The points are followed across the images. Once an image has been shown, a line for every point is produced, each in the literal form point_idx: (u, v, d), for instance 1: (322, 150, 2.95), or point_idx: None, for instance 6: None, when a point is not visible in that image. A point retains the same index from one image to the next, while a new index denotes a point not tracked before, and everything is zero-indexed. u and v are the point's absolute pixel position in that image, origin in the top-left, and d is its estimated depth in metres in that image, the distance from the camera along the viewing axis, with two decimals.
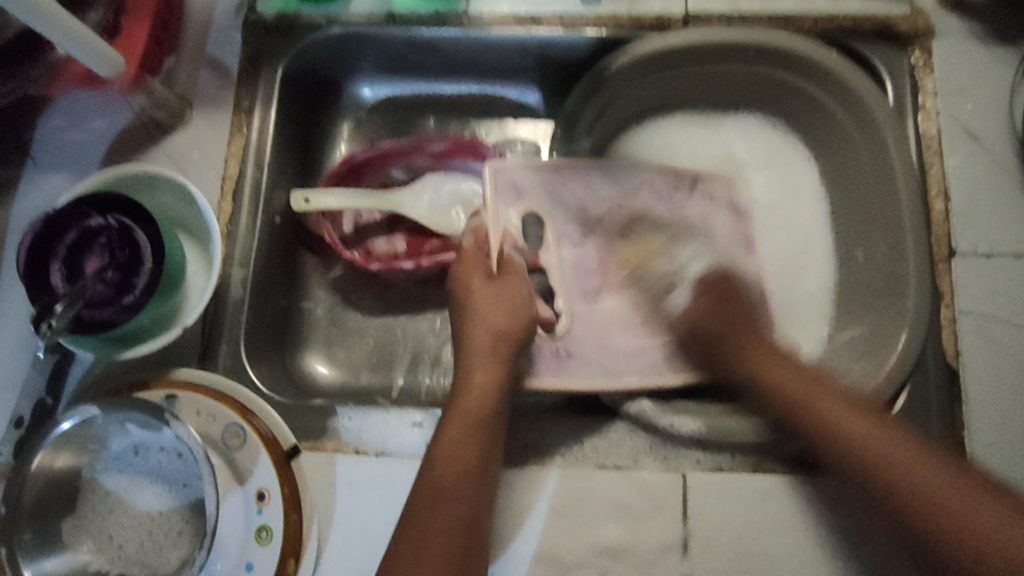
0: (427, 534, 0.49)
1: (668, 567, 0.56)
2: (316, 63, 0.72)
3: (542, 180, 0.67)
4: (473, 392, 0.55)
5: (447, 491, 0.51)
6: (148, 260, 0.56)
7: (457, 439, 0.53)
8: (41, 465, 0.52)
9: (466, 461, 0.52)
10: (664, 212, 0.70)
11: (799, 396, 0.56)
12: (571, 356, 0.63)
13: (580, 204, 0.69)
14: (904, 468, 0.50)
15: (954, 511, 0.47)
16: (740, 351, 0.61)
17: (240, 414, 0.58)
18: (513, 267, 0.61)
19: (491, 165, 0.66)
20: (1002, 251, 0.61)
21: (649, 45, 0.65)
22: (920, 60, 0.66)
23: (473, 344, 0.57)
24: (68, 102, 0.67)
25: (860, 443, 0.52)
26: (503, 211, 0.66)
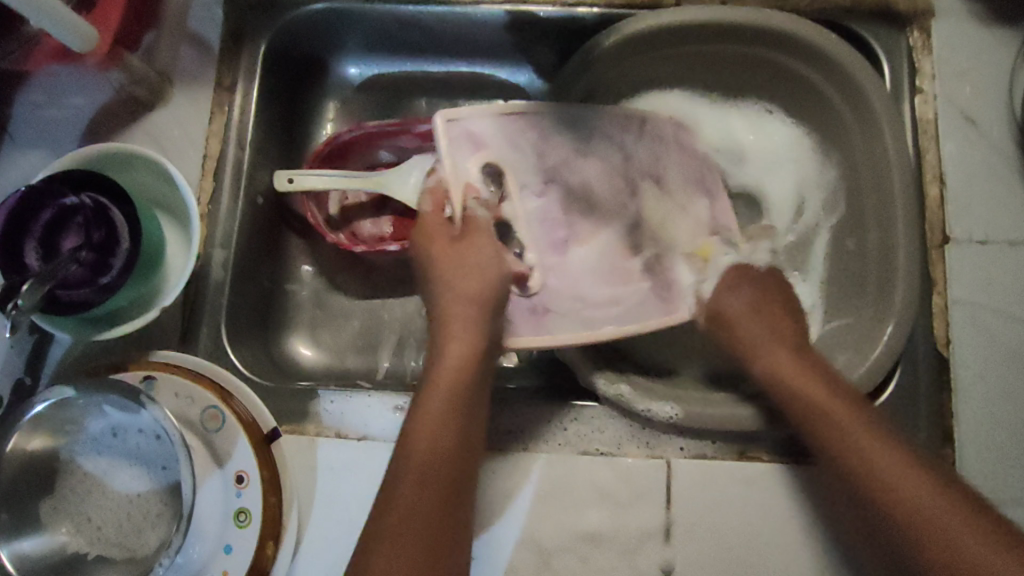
0: (402, 519, 0.49)
1: (649, 555, 0.55)
2: (301, 40, 0.70)
3: (495, 124, 0.59)
4: (448, 368, 0.54)
5: (422, 475, 0.50)
6: (125, 240, 0.55)
7: (434, 417, 0.52)
8: (17, 447, 0.51)
9: (442, 440, 0.51)
10: (617, 154, 0.63)
11: (846, 433, 0.52)
12: (547, 312, 0.58)
13: (536, 146, 0.60)
14: (966, 548, 0.46)
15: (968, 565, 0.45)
16: (780, 369, 0.56)
17: (220, 397, 0.57)
18: (481, 227, 0.58)
19: (444, 115, 0.57)
20: (997, 239, 0.60)
21: (639, 24, 0.63)
22: (919, 41, 0.65)
23: (450, 309, 0.56)
24: (45, 78, 0.65)
25: (864, 465, 0.51)
26: (461, 160, 0.57)
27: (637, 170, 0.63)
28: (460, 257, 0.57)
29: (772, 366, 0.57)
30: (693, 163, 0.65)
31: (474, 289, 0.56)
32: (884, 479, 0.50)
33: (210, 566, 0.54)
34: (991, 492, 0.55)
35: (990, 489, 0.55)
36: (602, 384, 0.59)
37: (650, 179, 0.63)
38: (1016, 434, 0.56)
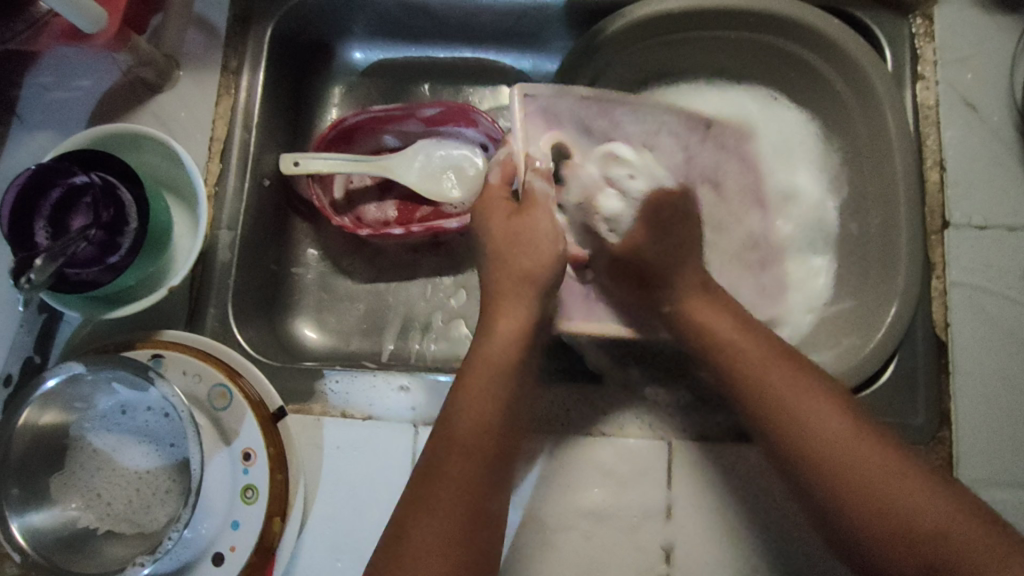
0: (441, 491, 0.49)
1: (649, 534, 0.56)
2: (307, 24, 0.71)
3: (574, 108, 0.61)
4: (495, 338, 0.54)
5: (464, 443, 0.50)
6: (132, 220, 0.55)
7: (481, 390, 0.52)
8: (28, 420, 0.52)
9: (488, 415, 0.51)
10: (680, 154, 0.66)
11: (786, 402, 0.51)
12: (602, 298, 0.61)
13: (607, 134, 0.63)
14: (907, 505, 0.45)
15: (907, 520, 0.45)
16: (750, 366, 0.53)
17: (227, 375, 0.58)
18: (539, 199, 0.58)
19: (524, 90, 0.59)
20: (996, 224, 0.61)
21: (645, 10, 0.64)
22: (921, 28, 0.65)
23: (501, 285, 0.56)
24: (54, 60, 0.66)
25: (801, 429, 0.49)
26: (533, 138, 0.60)
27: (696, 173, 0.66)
28: (518, 228, 0.57)
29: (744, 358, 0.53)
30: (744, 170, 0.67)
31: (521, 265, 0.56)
32: (864, 473, 0.47)
33: (218, 541, 0.55)
34: (988, 473, 0.56)
35: (987, 470, 0.56)
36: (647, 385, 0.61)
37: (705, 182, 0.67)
38: (1013, 416, 0.57)
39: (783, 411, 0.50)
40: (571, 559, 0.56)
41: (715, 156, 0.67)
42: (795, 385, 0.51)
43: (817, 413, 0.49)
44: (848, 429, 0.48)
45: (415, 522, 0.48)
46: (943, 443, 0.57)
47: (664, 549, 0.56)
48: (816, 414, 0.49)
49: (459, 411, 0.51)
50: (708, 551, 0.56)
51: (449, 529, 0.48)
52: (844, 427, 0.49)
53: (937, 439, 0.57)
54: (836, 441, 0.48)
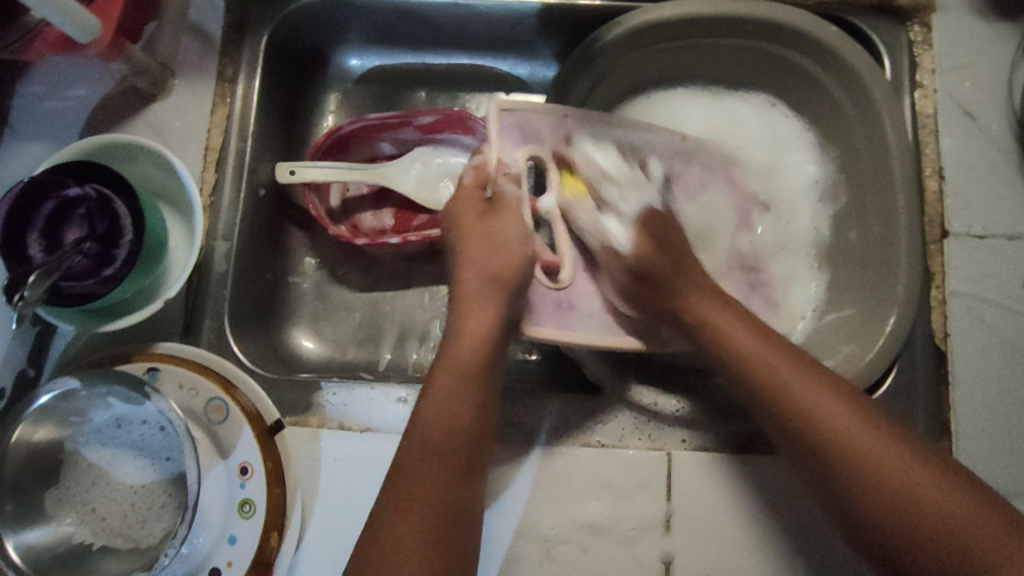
0: (415, 502, 0.48)
1: (648, 545, 0.56)
2: (302, 32, 0.70)
3: (550, 123, 0.60)
4: (463, 342, 0.53)
5: (439, 446, 0.50)
6: (127, 233, 0.55)
7: (444, 398, 0.51)
8: (21, 436, 0.52)
9: (450, 427, 0.51)
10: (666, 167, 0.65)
11: (803, 402, 0.50)
12: (573, 309, 0.59)
13: (584, 155, 0.62)
14: (928, 500, 0.45)
15: (928, 514, 0.45)
16: (768, 366, 0.52)
17: (223, 389, 0.58)
18: (510, 203, 0.59)
19: (499, 105, 0.58)
20: (995, 233, 0.61)
21: (643, 17, 0.63)
22: (919, 35, 0.65)
23: (466, 290, 0.56)
24: (47, 69, 0.65)
25: (822, 425, 0.49)
26: (508, 148, 0.59)
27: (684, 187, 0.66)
28: (487, 230, 0.58)
29: (757, 366, 0.52)
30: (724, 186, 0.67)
31: (486, 265, 0.56)
32: (887, 476, 0.46)
33: (214, 556, 0.55)
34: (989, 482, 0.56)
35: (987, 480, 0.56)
36: (631, 392, 0.61)
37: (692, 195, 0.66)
38: (1013, 425, 0.57)
39: (803, 411, 0.50)
40: (568, 572, 0.56)
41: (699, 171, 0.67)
42: (819, 388, 0.50)
43: (836, 410, 0.49)
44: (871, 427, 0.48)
45: (384, 533, 0.47)
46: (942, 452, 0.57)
47: (662, 561, 0.56)
48: (832, 413, 0.49)
49: (417, 425, 0.51)
50: (705, 564, 0.55)
51: (423, 535, 0.47)
52: (866, 425, 0.48)
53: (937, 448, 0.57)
54: (860, 435, 0.48)
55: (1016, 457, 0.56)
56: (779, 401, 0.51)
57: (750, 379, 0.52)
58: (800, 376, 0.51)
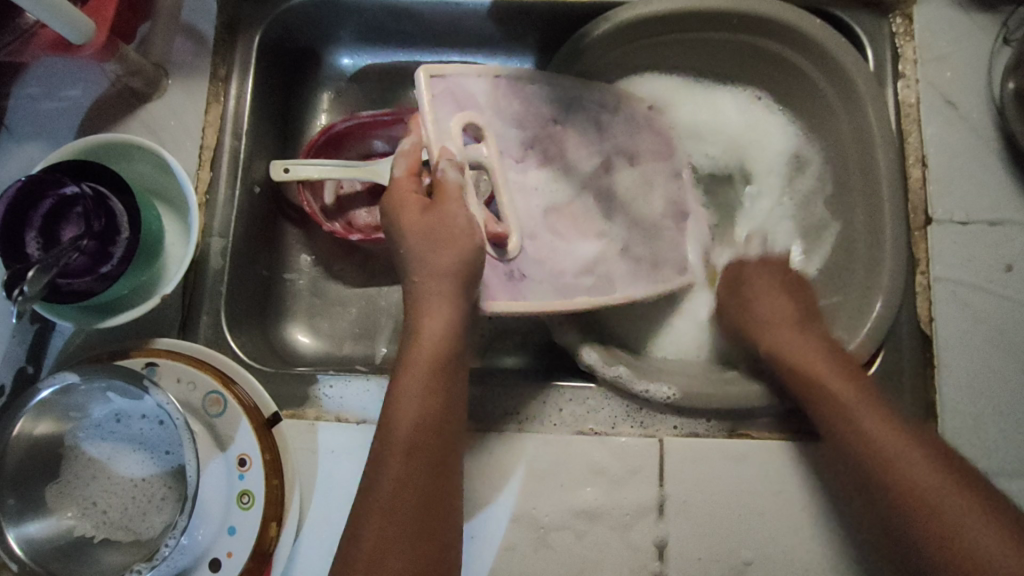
0: (396, 497, 0.49)
1: (643, 530, 0.57)
2: (294, 32, 0.71)
3: (482, 90, 0.58)
4: (423, 340, 0.52)
5: (412, 444, 0.50)
6: (124, 230, 0.56)
7: (415, 393, 0.51)
8: (22, 431, 0.52)
9: (426, 421, 0.51)
10: (593, 127, 0.65)
11: (852, 421, 0.53)
12: (524, 279, 0.57)
13: (519, 115, 0.60)
14: (958, 517, 0.48)
15: (955, 533, 0.47)
16: (825, 384, 0.55)
17: (221, 382, 0.59)
18: (453, 189, 0.53)
19: (428, 69, 0.55)
20: (978, 219, 0.62)
21: (630, 13, 0.64)
22: (901, 27, 0.66)
23: (428, 284, 0.52)
24: (42, 70, 0.66)
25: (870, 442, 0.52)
26: (442, 122, 0.55)
27: (609, 146, 0.66)
28: (431, 224, 0.52)
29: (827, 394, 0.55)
30: (656, 140, 0.68)
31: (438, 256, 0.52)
32: (923, 491, 0.49)
33: (215, 547, 0.56)
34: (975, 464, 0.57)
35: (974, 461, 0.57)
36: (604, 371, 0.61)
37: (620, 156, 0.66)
38: (998, 407, 0.58)
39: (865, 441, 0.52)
40: (563, 558, 0.57)
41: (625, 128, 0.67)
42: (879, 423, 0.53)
43: (893, 440, 0.52)
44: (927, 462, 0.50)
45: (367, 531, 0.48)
46: None
47: (656, 546, 0.57)
48: (877, 430, 0.52)
49: (390, 426, 0.51)
50: (699, 548, 0.57)
51: (406, 530, 0.48)
52: (917, 459, 0.51)
53: None
54: (910, 466, 0.50)
55: (1001, 437, 0.58)
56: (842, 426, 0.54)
57: (822, 414, 0.55)
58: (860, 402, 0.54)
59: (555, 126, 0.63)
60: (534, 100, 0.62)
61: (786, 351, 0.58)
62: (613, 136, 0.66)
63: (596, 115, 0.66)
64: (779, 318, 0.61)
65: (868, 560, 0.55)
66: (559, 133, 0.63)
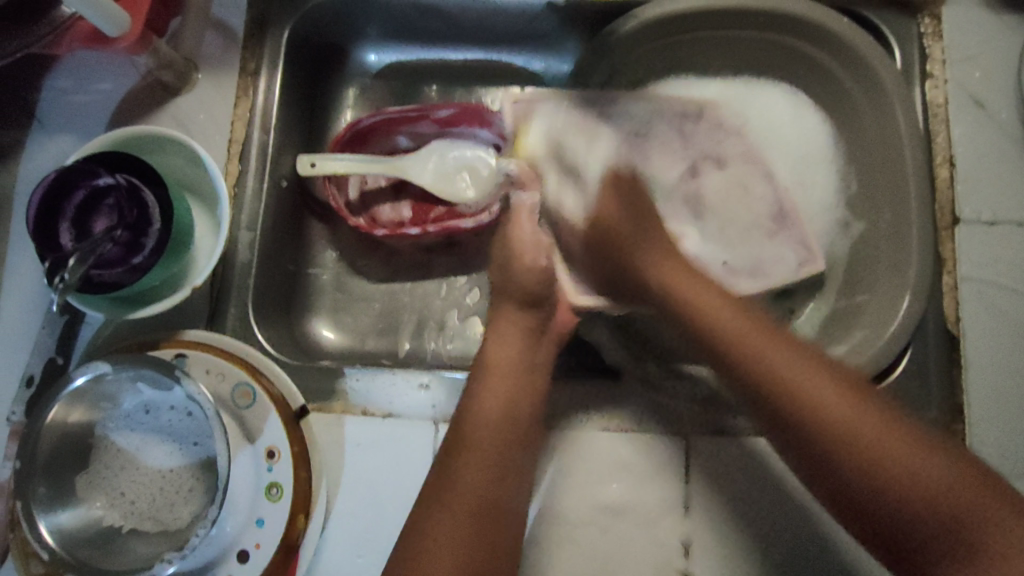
0: (456, 489, 0.50)
1: (668, 527, 0.57)
2: (321, 27, 0.71)
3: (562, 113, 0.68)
4: (501, 348, 0.58)
5: (482, 437, 0.53)
6: (156, 221, 0.56)
7: (494, 391, 0.55)
8: (55, 418, 0.52)
9: (501, 419, 0.53)
10: (675, 138, 0.70)
11: (757, 357, 0.55)
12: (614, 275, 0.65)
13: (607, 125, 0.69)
14: (882, 445, 0.49)
15: (890, 463, 0.48)
16: (728, 328, 0.56)
17: (250, 374, 0.59)
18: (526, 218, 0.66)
19: (512, 98, 0.68)
20: (1006, 219, 0.62)
21: (657, 10, 0.64)
22: (929, 27, 0.66)
23: (501, 303, 0.62)
24: (73, 64, 0.67)
25: (785, 380, 0.53)
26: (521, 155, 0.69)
27: (696, 152, 0.70)
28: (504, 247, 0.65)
29: (749, 349, 0.55)
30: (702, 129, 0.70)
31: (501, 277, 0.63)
32: (841, 422, 0.50)
33: (242, 539, 0.56)
34: (1001, 465, 0.57)
35: (1000, 462, 0.57)
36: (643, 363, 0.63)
37: (708, 163, 0.69)
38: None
39: (795, 396, 0.52)
40: (590, 553, 0.57)
41: (714, 134, 0.69)
42: (795, 372, 0.53)
43: (822, 390, 0.52)
44: (863, 410, 0.51)
45: (435, 518, 0.49)
46: (957, 435, 0.58)
47: (683, 543, 0.57)
48: (790, 366, 0.53)
49: (459, 421, 0.54)
50: (727, 545, 0.57)
51: (462, 522, 0.49)
52: (849, 406, 0.51)
53: (951, 431, 0.58)
54: (812, 391, 0.52)
55: None
56: (760, 378, 0.54)
57: (732, 358, 0.56)
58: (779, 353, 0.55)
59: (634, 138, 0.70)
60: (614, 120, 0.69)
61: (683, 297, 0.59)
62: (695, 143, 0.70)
63: (680, 125, 0.70)
64: (645, 245, 0.62)
65: None
66: (642, 145, 0.70)
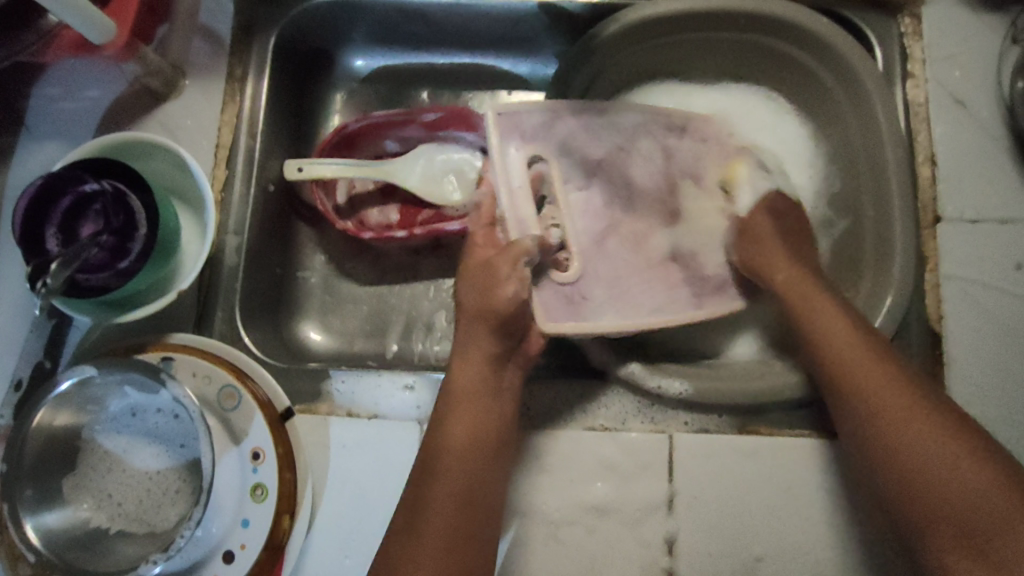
0: (430, 518, 0.51)
1: (652, 526, 0.57)
2: (308, 33, 0.72)
3: (546, 125, 0.62)
4: (466, 369, 0.56)
5: (450, 464, 0.53)
6: (142, 226, 0.56)
7: (462, 417, 0.54)
8: (41, 422, 0.53)
9: (469, 445, 0.53)
10: (658, 151, 0.66)
11: (814, 320, 0.57)
12: (584, 300, 0.60)
13: (589, 147, 0.64)
14: (903, 416, 0.51)
15: (904, 439, 0.51)
16: (791, 290, 0.59)
17: (235, 376, 0.59)
18: (520, 251, 0.55)
19: (494, 108, 0.61)
20: (988, 217, 0.62)
21: (638, 13, 0.65)
22: (909, 27, 0.67)
23: (470, 326, 0.57)
24: (62, 71, 0.67)
25: (831, 342, 0.56)
26: (509, 162, 0.60)
27: (676, 167, 0.66)
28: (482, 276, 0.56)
29: (805, 311, 0.58)
30: None
31: (480, 306, 0.56)
32: (874, 390, 0.53)
33: (228, 539, 0.56)
34: None
35: None
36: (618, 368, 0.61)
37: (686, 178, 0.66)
38: (1007, 405, 0.58)
39: (837, 358, 0.55)
40: (575, 553, 0.57)
41: (693, 148, 0.66)
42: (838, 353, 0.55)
43: (864, 358, 0.54)
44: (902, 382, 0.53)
45: (403, 544, 0.50)
46: None
47: (667, 541, 0.57)
48: (841, 331, 0.56)
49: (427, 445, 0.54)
50: (709, 543, 0.57)
51: (439, 545, 0.50)
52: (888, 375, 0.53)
53: None
54: (857, 356, 0.54)
55: (1009, 434, 0.58)
56: (812, 338, 0.57)
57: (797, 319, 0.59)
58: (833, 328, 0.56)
59: (618, 152, 0.65)
60: (600, 131, 0.64)
61: (766, 261, 0.61)
62: (682, 155, 0.66)
63: (665, 138, 0.66)
64: (792, 256, 0.61)
65: (882, 555, 0.56)
66: (623, 159, 0.65)
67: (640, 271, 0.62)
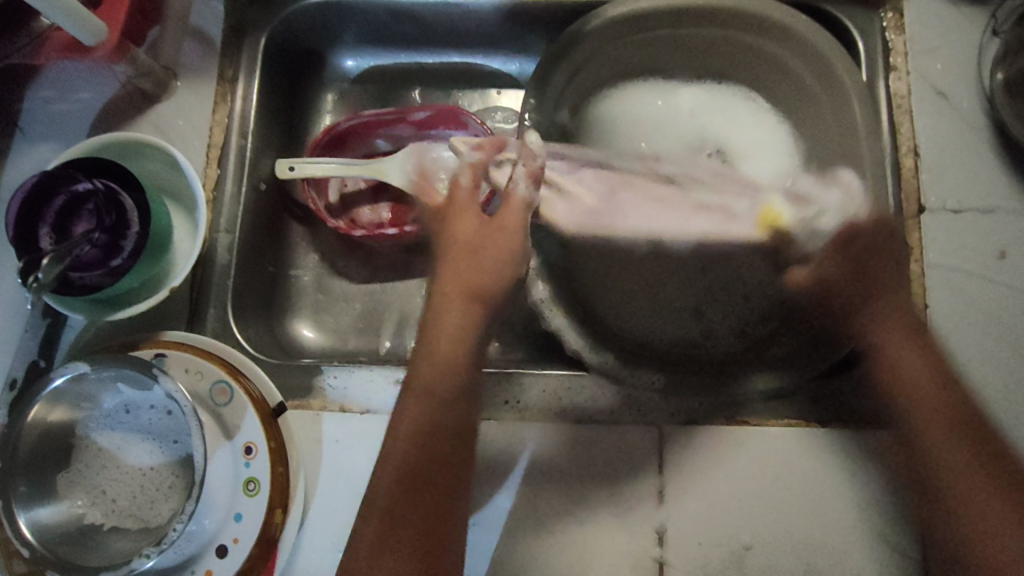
0: (402, 510, 0.50)
1: (641, 517, 0.58)
2: (300, 34, 0.74)
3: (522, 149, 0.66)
4: (444, 341, 0.55)
5: (422, 444, 0.52)
6: (134, 223, 0.57)
7: (436, 398, 0.53)
8: (36, 417, 0.54)
9: (450, 432, 0.53)
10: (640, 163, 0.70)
11: (912, 379, 0.54)
12: (609, 221, 0.68)
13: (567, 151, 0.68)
14: (971, 491, 0.49)
15: (978, 511, 0.48)
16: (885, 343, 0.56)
17: (230, 373, 0.60)
18: (518, 203, 0.62)
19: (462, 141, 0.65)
20: (970, 206, 0.63)
21: (621, 7, 0.66)
22: (892, 21, 0.68)
23: (445, 291, 0.58)
24: (54, 73, 0.68)
25: (920, 403, 0.53)
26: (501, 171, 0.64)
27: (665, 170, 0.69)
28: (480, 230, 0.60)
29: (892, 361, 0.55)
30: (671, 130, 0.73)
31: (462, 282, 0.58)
32: (952, 461, 0.50)
33: (221, 534, 0.57)
34: None
35: None
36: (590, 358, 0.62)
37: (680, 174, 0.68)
38: (992, 392, 0.59)
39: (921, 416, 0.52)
40: (568, 546, 0.57)
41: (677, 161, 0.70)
42: (915, 360, 0.54)
43: (944, 424, 0.51)
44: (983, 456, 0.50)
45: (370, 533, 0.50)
46: None
47: (658, 531, 0.57)
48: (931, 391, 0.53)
49: (394, 427, 0.53)
50: (699, 532, 0.57)
51: (410, 539, 0.49)
52: (969, 448, 0.50)
53: None
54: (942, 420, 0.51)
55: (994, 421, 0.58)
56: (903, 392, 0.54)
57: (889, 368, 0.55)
58: (891, 322, 0.56)
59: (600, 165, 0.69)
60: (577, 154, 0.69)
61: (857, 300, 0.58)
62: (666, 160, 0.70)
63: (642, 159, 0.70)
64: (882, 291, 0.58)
65: (869, 546, 0.56)
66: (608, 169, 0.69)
67: (679, 208, 0.67)
